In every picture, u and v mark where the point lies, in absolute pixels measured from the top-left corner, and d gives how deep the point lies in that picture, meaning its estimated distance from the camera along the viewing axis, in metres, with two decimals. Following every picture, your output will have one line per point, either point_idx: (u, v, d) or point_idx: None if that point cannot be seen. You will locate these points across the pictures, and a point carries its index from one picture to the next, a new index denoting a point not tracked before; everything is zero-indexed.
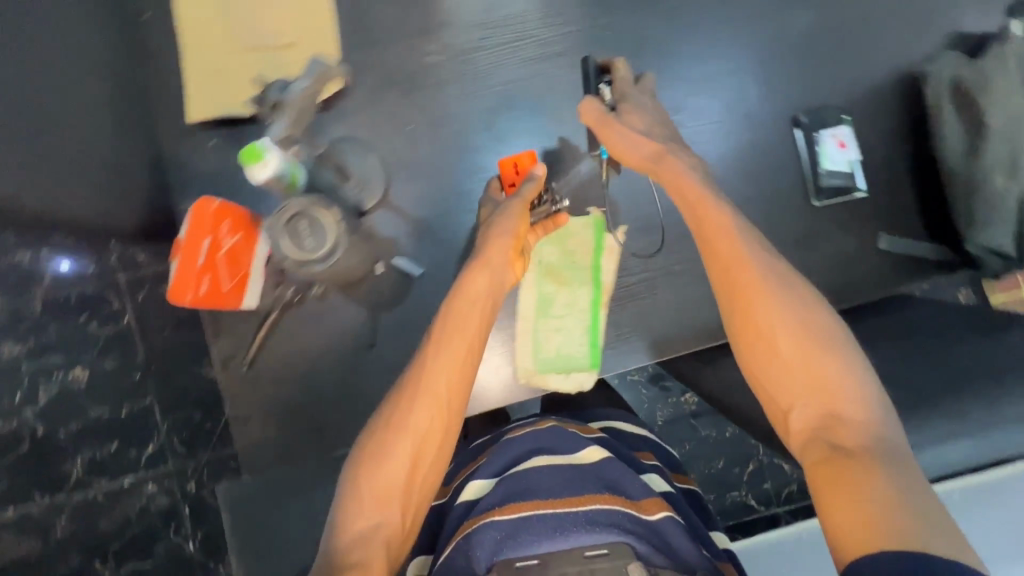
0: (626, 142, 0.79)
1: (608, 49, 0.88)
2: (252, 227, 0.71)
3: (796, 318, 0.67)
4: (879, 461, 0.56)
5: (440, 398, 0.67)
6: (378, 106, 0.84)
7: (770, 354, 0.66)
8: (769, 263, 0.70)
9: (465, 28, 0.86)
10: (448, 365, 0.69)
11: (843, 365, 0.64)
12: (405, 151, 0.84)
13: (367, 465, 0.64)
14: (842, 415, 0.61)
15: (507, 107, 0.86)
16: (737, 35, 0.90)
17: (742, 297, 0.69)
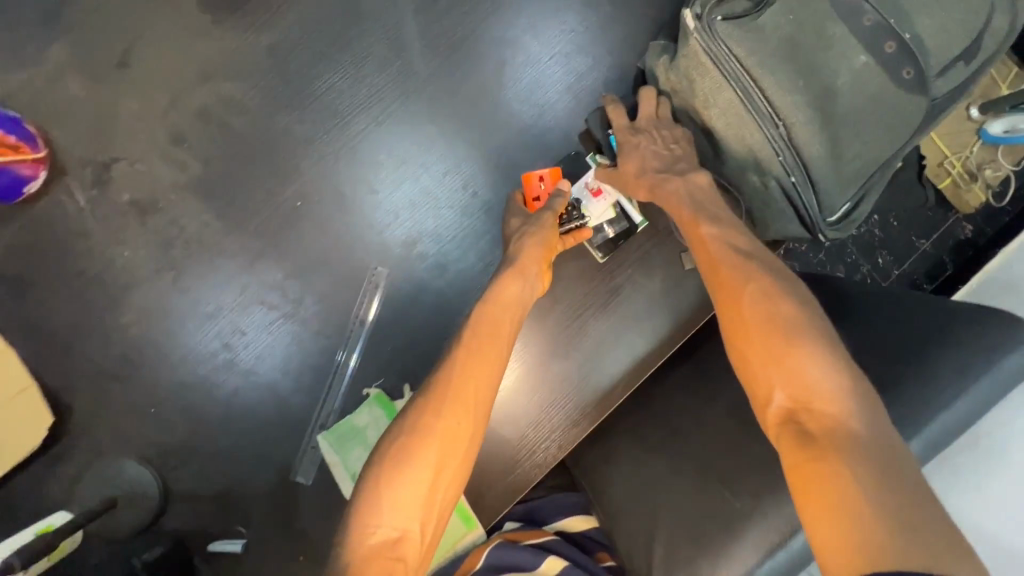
0: (643, 160, 0.69)
1: (311, 218, 0.78)
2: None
3: (775, 306, 0.53)
4: (857, 460, 0.41)
5: (468, 397, 0.56)
6: (107, 406, 0.75)
7: (748, 337, 0.53)
8: (737, 258, 0.58)
9: (151, 281, 0.76)
10: (477, 355, 0.59)
11: (821, 355, 0.48)
12: (160, 432, 0.76)
13: (396, 454, 0.53)
14: (813, 407, 0.46)
15: (237, 335, 0.77)
16: (434, 127, 0.79)
17: (721, 275, 0.57)
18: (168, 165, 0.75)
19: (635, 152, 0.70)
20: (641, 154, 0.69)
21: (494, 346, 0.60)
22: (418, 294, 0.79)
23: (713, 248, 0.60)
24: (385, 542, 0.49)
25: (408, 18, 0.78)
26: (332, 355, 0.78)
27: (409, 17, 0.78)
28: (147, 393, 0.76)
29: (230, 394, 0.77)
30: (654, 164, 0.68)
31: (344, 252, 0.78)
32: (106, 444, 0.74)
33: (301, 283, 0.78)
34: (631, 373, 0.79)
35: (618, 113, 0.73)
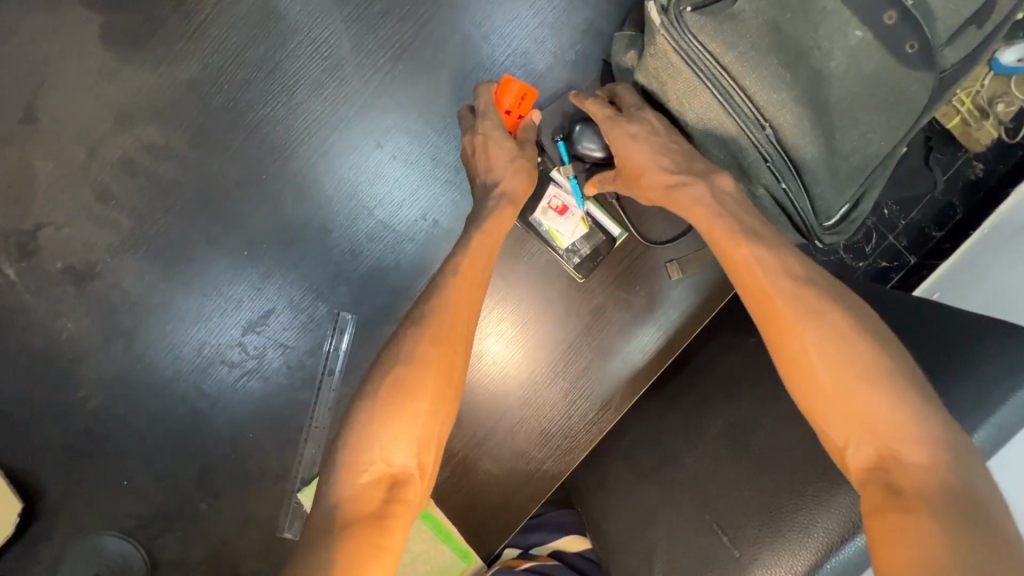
0: (648, 155, 0.61)
1: (260, 265, 0.72)
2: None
3: (841, 339, 0.48)
4: (961, 518, 0.39)
5: (458, 344, 0.53)
6: (77, 485, 0.72)
7: (816, 376, 0.48)
8: (791, 283, 0.51)
9: (99, 351, 0.71)
10: (460, 301, 0.55)
11: (908, 406, 0.44)
12: (136, 505, 0.73)
13: (384, 397, 0.50)
14: (898, 452, 0.43)
15: (199, 397, 0.73)
16: (384, 149, 0.72)
17: (776, 305, 0.51)
18: (97, 227, 0.70)
19: (637, 144, 0.61)
20: (645, 148, 0.61)
21: (477, 286, 0.57)
22: (387, 335, 0.73)
23: (761, 271, 0.52)
24: (376, 481, 0.47)
25: (338, 31, 0.70)
26: (303, 409, 0.74)
27: (339, 31, 0.70)
28: (114, 467, 0.72)
29: (201, 459, 0.73)
30: (660, 166, 0.60)
31: (302, 297, 0.73)
32: (82, 523, 0.72)
33: (259, 336, 0.73)
34: (623, 397, 0.73)
35: (597, 109, 0.64)
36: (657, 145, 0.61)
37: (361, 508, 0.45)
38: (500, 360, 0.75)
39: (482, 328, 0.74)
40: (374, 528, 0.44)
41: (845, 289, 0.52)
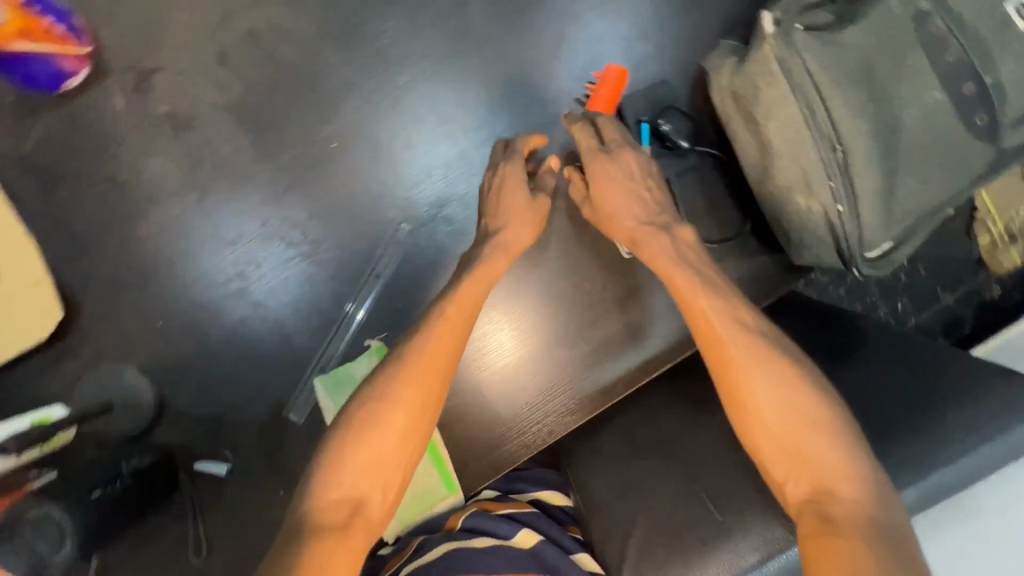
0: (623, 199, 0.69)
1: (338, 162, 0.77)
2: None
3: (781, 386, 0.56)
4: (880, 546, 0.47)
5: (433, 373, 0.60)
6: (115, 314, 0.76)
7: (764, 419, 0.56)
8: (744, 333, 0.60)
9: (173, 197, 0.76)
10: (444, 333, 0.62)
11: (842, 447, 0.53)
12: (164, 347, 0.77)
13: (354, 422, 0.57)
14: (833, 489, 0.52)
15: (250, 266, 0.77)
16: (481, 91, 0.77)
17: (730, 352, 0.59)
18: (208, 85, 0.75)
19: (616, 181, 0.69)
20: (619, 190, 0.69)
21: (466, 310, 0.63)
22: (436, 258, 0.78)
23: (718, 323, 0.60)
24: (342, 499, 0.54)
25: None
26: (343, 304, 0.78)
27: None
28: (154, 307, 0.76)
29: (233, 322, 0.77)
30: (630, 214, 0.69)
31: (371, 203, 0.77)
32: (109, 349, 0.76)
33: (320, 225, 0.77)
34: (606, 394, 0.79)
35: (585, 133, 0.70)
36: (633, 190, 0.69)
37: (332, 517, 0.52)
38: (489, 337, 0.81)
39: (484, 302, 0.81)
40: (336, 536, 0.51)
41: (789, 340, 0.61)
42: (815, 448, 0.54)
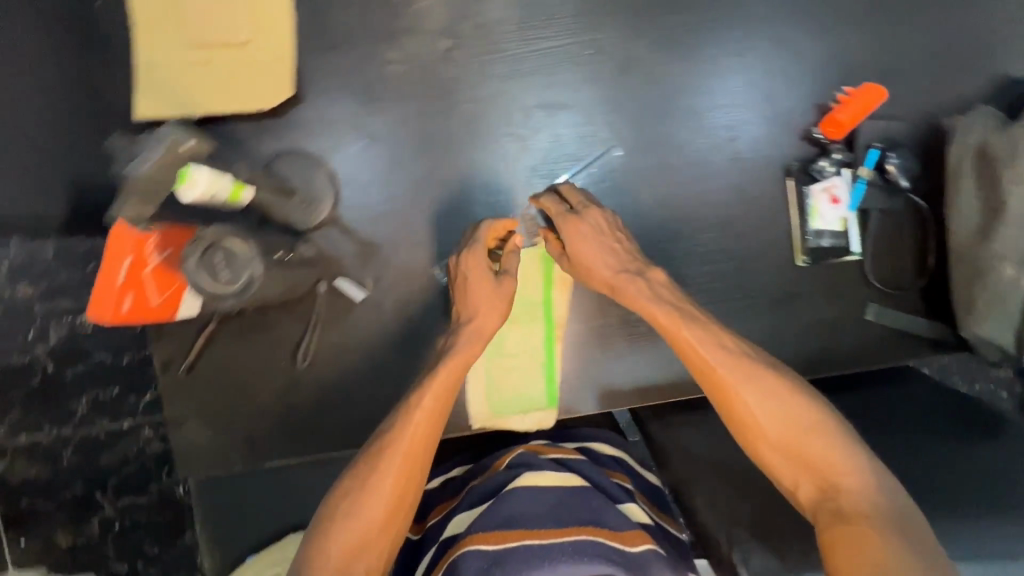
0: (596, 254, 0.70)
1: (584, 72, 0.80)
2: (178, 240, 0.69)
3: (767, 396, 0.63)
4: (886, 530, 0.54)
5: (414, 458, 0.63)
6: (328, 116, 0.79)
7: (765, 433, 0.62)
8: (723, 353, 0.65)
9: (430, 38, 0.79)
10: (423, 415, 0.65)
11: (834, 439, 0.60)
12: (355, 164, 0.80)
13: (315, 522, 0.61)
14: (836, 483, 0.58)
15: (466, 129, 0.80)
16: (737, 63, 0.80)
17: (718, 376, 0.64)
18: None
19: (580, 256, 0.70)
20: (592, 245, 0.70)
21: (449, 386, 0.67)
22: (630, 192, 0.81)
23: (705, 349, 0.65)
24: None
25: None
26: (530, 193, 0.82)
27: None
28: (368, 126, 0.80)
29: (427, 170, 0.81)
30: (603, 264, 0.70)
31: (594, 119, 0.81)
32: (313, 144, 0.79)
33: (542, 120, 0.81)
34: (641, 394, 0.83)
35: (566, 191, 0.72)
36: (605, 241, 0.70)
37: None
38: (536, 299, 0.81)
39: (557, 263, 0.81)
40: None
41: (768, 353, 0.66)
42: (815, 448, 0.60)
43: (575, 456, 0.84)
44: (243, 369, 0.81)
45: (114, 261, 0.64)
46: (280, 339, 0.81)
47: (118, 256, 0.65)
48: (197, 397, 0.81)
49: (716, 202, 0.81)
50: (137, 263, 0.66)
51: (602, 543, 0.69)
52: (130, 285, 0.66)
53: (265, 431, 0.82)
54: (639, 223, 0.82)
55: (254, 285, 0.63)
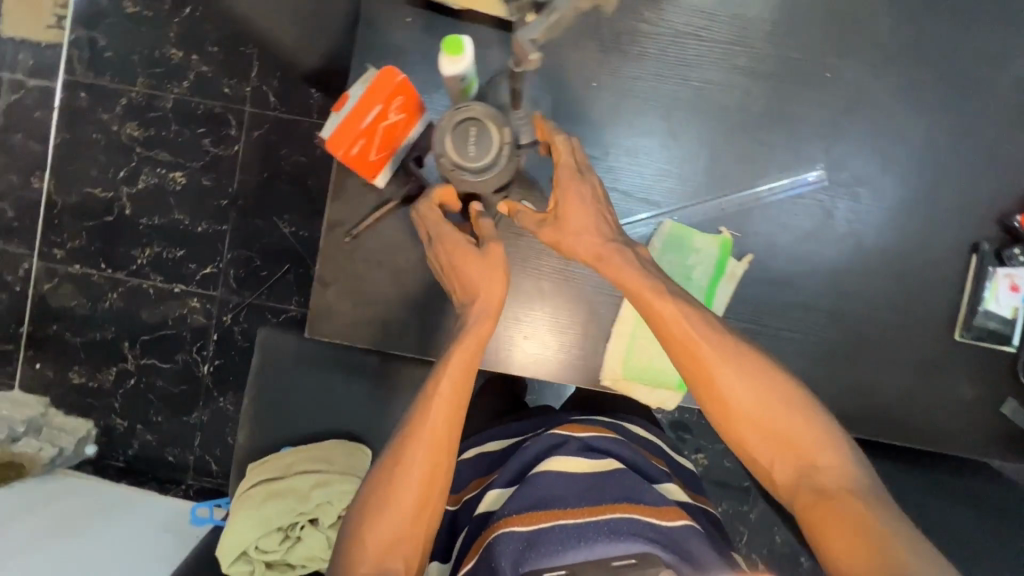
0: (588, 217, 0.75)
1: (817, 92, 0.82)
2: (415, 107, 0.74)
3: (749, 380, 0.74)
4: (858, 500, 0.68)
5: (441, 444, 0.75)
6: (572, 52, 0.81)
7: (741, 412, 0.74)
8: (698, 326, 0.74)
9: (689, 12, 0.81)
10: (434, 418, 0.75)
11: (803, 412, 0.73)
12: (579, 105, 0.82)
13: (368, 507, 0.74)
14: (807, 454, 0.73)
15: (691, 106, 0.82)
16: (962, 133, 0.82)
17: (695, 349, 0.74)
18: None
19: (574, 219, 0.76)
20: (585, 209, 0.76)
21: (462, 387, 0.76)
22: (821, 217, 0.83)
23: (683, 326, 0.74)
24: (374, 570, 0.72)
25: None
26: (728, 187, 0.82)
27: None
28: (602, 72, 0.81)
29: (642, 132, 0.82)
30: (596, 231, 0.76)
31: (811, 139, 0.82)
32: (548, 70, 0.81)
33: (763, 122, 0.82)
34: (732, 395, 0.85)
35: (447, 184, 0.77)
36: (597, 212, 0.76)
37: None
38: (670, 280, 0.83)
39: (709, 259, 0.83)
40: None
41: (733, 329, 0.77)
42: (785, 423, 0.73)
43: (607, 434, 0.95)
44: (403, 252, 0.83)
45: (369, 102, 0.72)
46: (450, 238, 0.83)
47: (373, 99, 0.72)
48: (350, 265, 0.82)
49: (897, 257, 0.83)
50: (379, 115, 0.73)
51: (639, 519, 0.79)
52: (366, 134, 0.74)
53: (402, 317, 0.84)
54: (817, 248, 0.83)
55: (497, 165, 0.66)
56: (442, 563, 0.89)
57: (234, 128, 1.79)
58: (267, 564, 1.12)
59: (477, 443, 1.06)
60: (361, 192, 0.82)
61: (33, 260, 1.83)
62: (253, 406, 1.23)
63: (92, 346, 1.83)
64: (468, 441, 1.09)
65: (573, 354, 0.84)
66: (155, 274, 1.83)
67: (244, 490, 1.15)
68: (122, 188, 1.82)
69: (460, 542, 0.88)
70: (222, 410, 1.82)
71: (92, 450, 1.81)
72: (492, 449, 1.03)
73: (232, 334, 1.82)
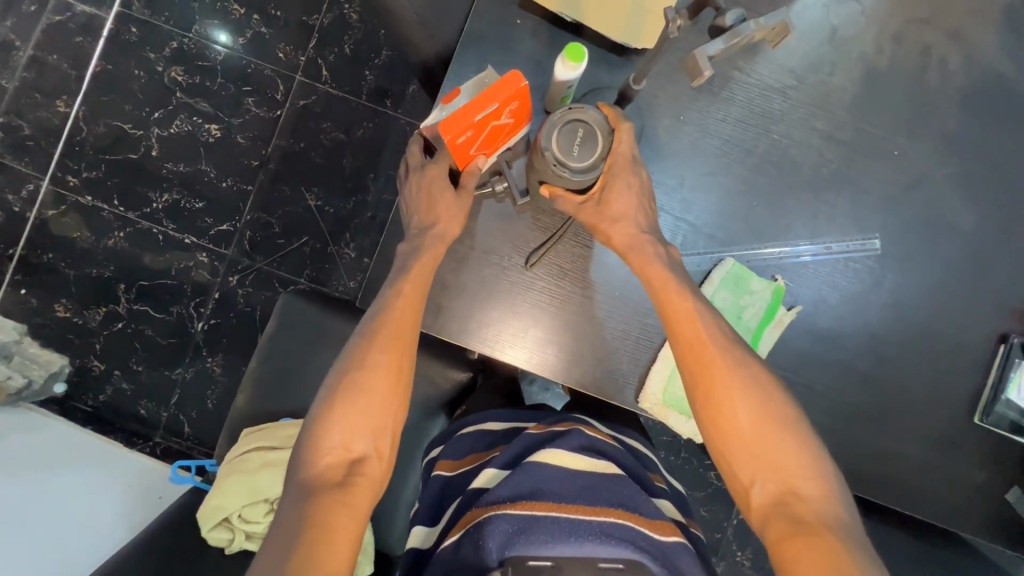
0: (630, 207, 0.80)
1: (882, 167, 0.87)
2: (524, 114, 0.76)
3: (750, 394, 0.76)
4: (834, 534, 0.69)
5: (402, 336, 0.79)
6: (667, 84, 0.85)
7: (737, 422, 0.76)
8: (713, 329, 0.78)
9: (780, 69, 0.85)
10: (398, 314, 0.80)
11: (798, 441, 0.75)
12: (665, 134, 0.85)
13: (331, 400, 0.76)
14: (795, 481, 0.73)
15: (766, 156, 0.86)
16: (1007, 231, 0.87)
17: (705, 351, 0.77)
18: (875, 40, 0.86)
19: (622, 210, 0.80)
20: (631, 199, 0.80)
21: (419, 283, 0.81)
22: (869, 284, 0.87)
23: (696, 325, 0.78)
24: (341, 460, 0.74)
25: None
26: (789, 238, 0.86)
27: None
28: (691, 108, 0.85)
29: (719, 171, 0.86)
30: (634, 222, 0.80)
31: (872, 208, 0.87)
32: (641, 96, 0.84)
33: (829, 184, 0.86)
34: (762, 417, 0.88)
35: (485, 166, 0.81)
36: (642, 206, 0.81)
37: (327, 481, 0.72)
38: None
39: (750, 300, 0.85)
40: (342, 491, 0.71)
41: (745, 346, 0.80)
42: (782, 446, 0.74)
43: (607, 440, 0.88)
44: (473, 244, 0.86)
45: (484, 101, 0.71)
46: (519, 239, 0.86)
47: (486, 99, 0.72)
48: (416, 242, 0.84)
49: (931, 334, 0.87)
50: (492, 116, 0.73)
51: (634, 527, 0.69)
52: (477, 131, 0.74)
53: (457, 305, 0.86)
54: (861, 311, 0.87)
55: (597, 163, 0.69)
56: (429, 529, 0.84)
57: (281, 93, 1.77)
58: (247, 535, 1.07)
59: (476, 423, 0.99)
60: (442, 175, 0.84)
61: (42, 182, 1.76)
62: (261, 370, 1.20)
63: (85, 282, 1.74)
64: (468, 418, 1.03)
65: (614, 368, 0.87)
66: (167, 221, 1.76)
67: (235, 455, 1.11)
68: (152, 128, 1.76)
69: (449, 513, 0.82)
70: (206, 372, 1.73)
71: (60, 389, 1.70)
72: (489, 429, 0.97)
73: (234, 296, 1.75)
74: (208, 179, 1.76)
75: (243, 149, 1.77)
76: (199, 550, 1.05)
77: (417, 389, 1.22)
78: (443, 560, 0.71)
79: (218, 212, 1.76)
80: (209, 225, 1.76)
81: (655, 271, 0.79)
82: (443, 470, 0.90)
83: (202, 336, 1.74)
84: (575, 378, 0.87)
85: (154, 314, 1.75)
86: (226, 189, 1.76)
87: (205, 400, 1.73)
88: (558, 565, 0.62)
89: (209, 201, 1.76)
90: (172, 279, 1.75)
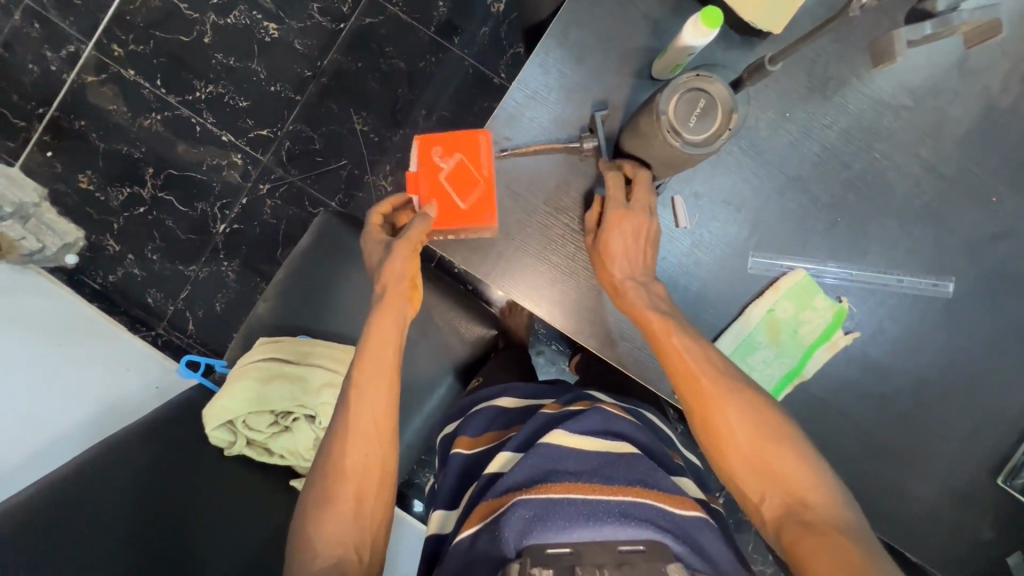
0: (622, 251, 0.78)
1: (975, 212, 0.83)
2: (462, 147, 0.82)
3: (746, 413, 0.75)
4: (848, 538, 0.68)
5: (371, 427, 0.81)
6: (780, 75, 0.80)
7: (733, 439, 0.75)
8: (698, 353, 0.77)
9: (900, 85, 0.81)
10: (371, 413, 0.82)
11: (799, 452, 0.74)
12: (766, 128, 0.81)
13: (318, 488, 0.79)
14: (801, 491, 0.72)
15: (863, 173, 0.82)
16: None
17: (694, 374, 0.76)
18: (1007, 75, 0.81)
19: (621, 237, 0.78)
20: (626, 241, 0.78)
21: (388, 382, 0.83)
22: (931, 325, 0.85)
23: (685, 349, 0.77)
24: (331, 560, 0.75)
25: None
26: (863, 263, 0.84)
27: None
28: (802, 105, 0.81)
29: (812, 178, 0.82)
30: (617, 260, 0.78)
31: (955, 251, 0.84)
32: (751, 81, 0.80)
33: (917, 216, 0.83)
34: None
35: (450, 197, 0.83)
36: (628, 244, 0.78)
37: None
38: (765, 319, 0.83)
39: (809, 315, 0.83)
40: None
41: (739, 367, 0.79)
42: (783, 459, 0.73)
43: (626, 418, 0.85)
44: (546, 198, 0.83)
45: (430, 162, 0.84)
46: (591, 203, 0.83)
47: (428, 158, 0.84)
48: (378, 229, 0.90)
49: (978, 388, 0.86)
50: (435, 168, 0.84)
51: (652, 505, 0.69)
52: (433, 192, 0.84)
53: (515, 257, 0.84)
54: (914, 352, 0.85)
55: (712, 141, 0.66)
56: (447, 513, 0.83)
57: (348, 6, 1.68)
58: (246, 442, 1.06)
59: (490, 399, 0.98)
60: (530, 122, 0.81)
61: (84, 46, 1.67)
62: (288, 283, 1.18)
63: (113, 159, 1.69)
64: (480, 394, 1.02)
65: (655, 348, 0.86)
66: (207, 113, 1.69)
67: (243, 363, 1.09)
68: (208, 12, 1.67)
69: (467, 497, 0.81)
70: (219, 275, 1.70)
71: (71, 261, 1.66)
72: (504, 406, 0.96)
73: (261, 205, 1.71)
74: (257, 80, 1.69)
75: (297, 56, 1.69)
76: (197, 446, 1.04)
77: (439, 335, 1.19)
78: (459, 551, 0.70)
79: (261, 116, 1.70)
80: (250, 124, 1.70)
81: (647, 308, 0.77)
82: (461, 448, 0.90)
83: (222, 236, 1.71)
84: (616, 349, 0.85)
85: (177, 205, 1.70)
86: (274, 93, 1.69)
87: (212, 301, 1.70)
88: (577, 552, 0.63)
89: (253, 100, 1.70)
90: (201, 174, 1.70)
